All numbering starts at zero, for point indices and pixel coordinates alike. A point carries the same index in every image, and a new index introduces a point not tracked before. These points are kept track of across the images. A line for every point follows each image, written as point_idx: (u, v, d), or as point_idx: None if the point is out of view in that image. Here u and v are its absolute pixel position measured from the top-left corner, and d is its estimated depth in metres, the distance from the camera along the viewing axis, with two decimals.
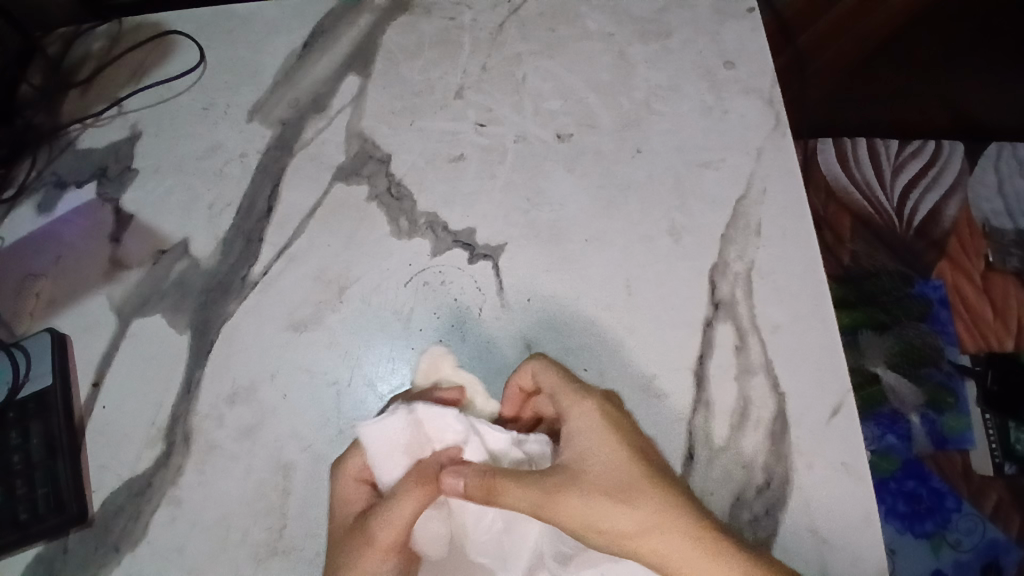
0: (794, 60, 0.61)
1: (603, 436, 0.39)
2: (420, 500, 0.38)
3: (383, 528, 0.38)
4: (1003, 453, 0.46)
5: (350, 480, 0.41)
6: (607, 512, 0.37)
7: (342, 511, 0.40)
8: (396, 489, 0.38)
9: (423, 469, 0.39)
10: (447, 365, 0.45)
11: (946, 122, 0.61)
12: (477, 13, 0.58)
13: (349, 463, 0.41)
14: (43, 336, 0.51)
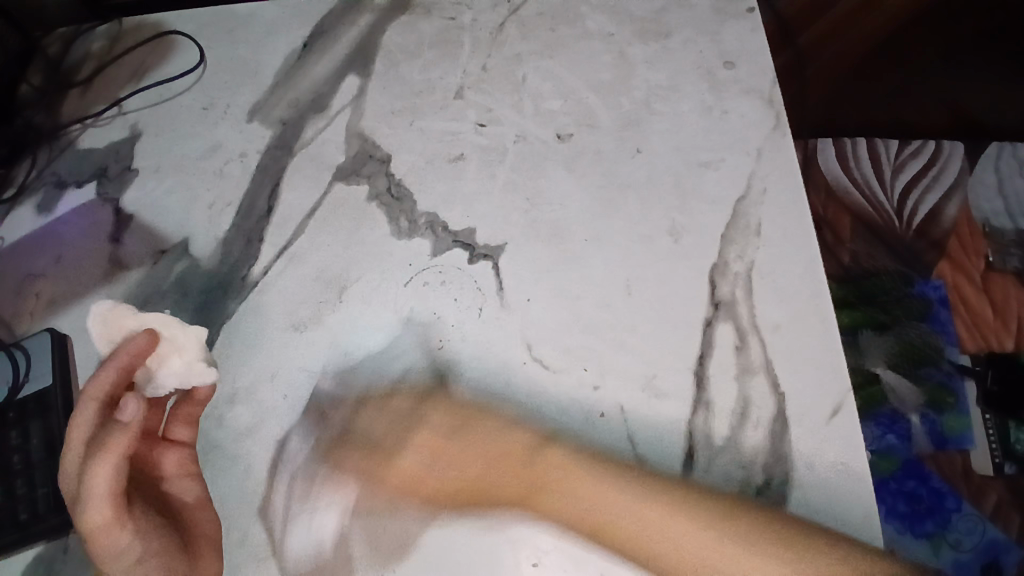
0: (795, 60, 0.60)
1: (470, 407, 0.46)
2: (110, 468, 0.40)
3: (90, 507, 0.40)
4: (1002, 453, 0.46)
5: (69, 471, 0.41)
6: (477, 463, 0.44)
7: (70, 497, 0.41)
8: (88, 463, 0.40)
9: (106, 440, 0.40)
10: (129, 318, 0.44)
11: (946, 121, 0.60)
12: (477, 13, 0.58)
13: (65, 454, 0.42)
14: (44, 337, 0.51)
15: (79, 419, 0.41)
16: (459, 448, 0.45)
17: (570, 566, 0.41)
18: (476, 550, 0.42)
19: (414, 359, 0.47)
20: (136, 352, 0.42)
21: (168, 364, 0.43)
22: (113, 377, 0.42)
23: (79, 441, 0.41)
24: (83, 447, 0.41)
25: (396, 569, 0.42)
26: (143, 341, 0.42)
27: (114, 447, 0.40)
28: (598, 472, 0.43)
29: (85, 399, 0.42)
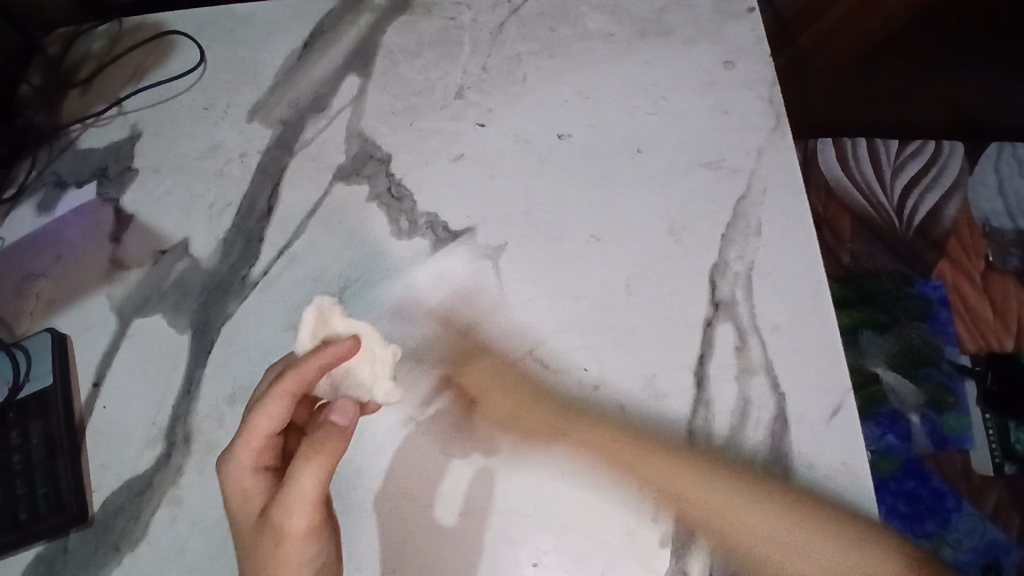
0: (795, 60, 0.60)
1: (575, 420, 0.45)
2: (320, 471, 0.38)
3: (293, 512, 0.38)
4: (1003, 453, 0.46)
5: (245, 470, 0.40)
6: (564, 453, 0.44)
7: (242, 499, 0.40)
8: (297, 465, 0.38)
9: (321, 440, 0.38)
10: (337, 319, 0.43)
11: (943, 123, 0.61)
12: (477, 13, 0.58)
13: (237, 454, 0.40)
14: (43, 337, 0.51)
15: (264, 416, 0.40)
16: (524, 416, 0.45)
17: (570, 566, 0.42)
18: (478, 550, 0.43)
19: (416, 359, 0.47)
20: (340, 355, 0.40)
21: (354, 374, 0.42)
22: (315, 373, 0.39)
23: (262, 434, 0.40)
24: (267, 441, 0.40)
25: (396, 570, 0.43)
26: (349, 345, 0.40)
27: (333, 442, 0.38)
28: (597, 472, 0.43)
29: (281, 391, 0.39)
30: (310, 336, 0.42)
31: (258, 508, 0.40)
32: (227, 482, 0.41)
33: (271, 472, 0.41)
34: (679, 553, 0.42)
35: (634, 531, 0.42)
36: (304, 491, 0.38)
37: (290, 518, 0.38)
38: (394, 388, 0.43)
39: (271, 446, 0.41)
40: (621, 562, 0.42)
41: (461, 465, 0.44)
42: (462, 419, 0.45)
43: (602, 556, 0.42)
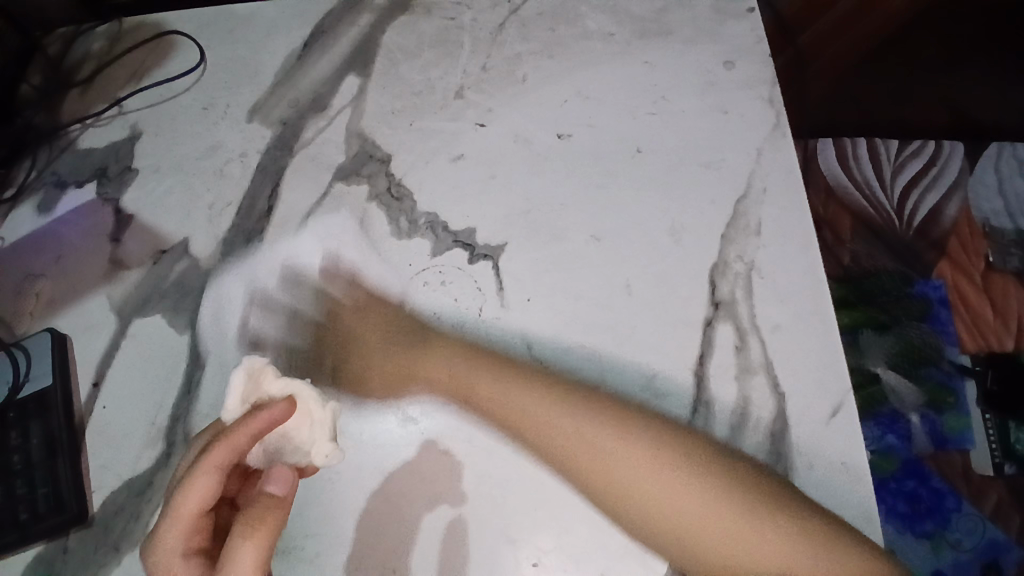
0: (795, 59, 0.61)
1: (579, 434, 0.44)
2: (258, 547, 0.36)
3: None
4: (1003, 453, 0.46)
5: (170, 557, 0.38)
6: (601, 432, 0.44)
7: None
8: (230, 543, 0.36)
9: (255, 516, 0.37)
10: (270, 381, 0.42)
11: (944, 122, 0.60)
12: (477, 13, 0.58)
13: (165, 537, 0.38)
14: (44, 337, 0.51)
15: (191, 494, 0.38)
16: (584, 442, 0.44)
17: (569, 566, 0.42)
18: (478, 549, 0.42)
19: (416, 359, 0.47)
20: (271, 421, 0.39)
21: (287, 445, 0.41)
22: (243, 443, 0.38)
23: (189, 514, 0.38)
24: (195, 523, 0.39)
25: (396, 570, 0.43)
26: (281, 410, 0.39)
27: (275, 508, 0.38)
28: (598, 471, 0.43)
29: (206, 468, 0.38)
30: (239, 402, 0.41)
31: None
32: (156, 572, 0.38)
33: (200, 556, 0.39)
34: None
35: (635, 531, 0.42)
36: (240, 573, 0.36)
37: None
38: (336, 451, 0.41)
39: (201, 527, 0.39)
40: (620, 562, 0.42)
41: (449, 483, 0.44)
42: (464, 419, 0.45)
43: (603, 555, 0.42)
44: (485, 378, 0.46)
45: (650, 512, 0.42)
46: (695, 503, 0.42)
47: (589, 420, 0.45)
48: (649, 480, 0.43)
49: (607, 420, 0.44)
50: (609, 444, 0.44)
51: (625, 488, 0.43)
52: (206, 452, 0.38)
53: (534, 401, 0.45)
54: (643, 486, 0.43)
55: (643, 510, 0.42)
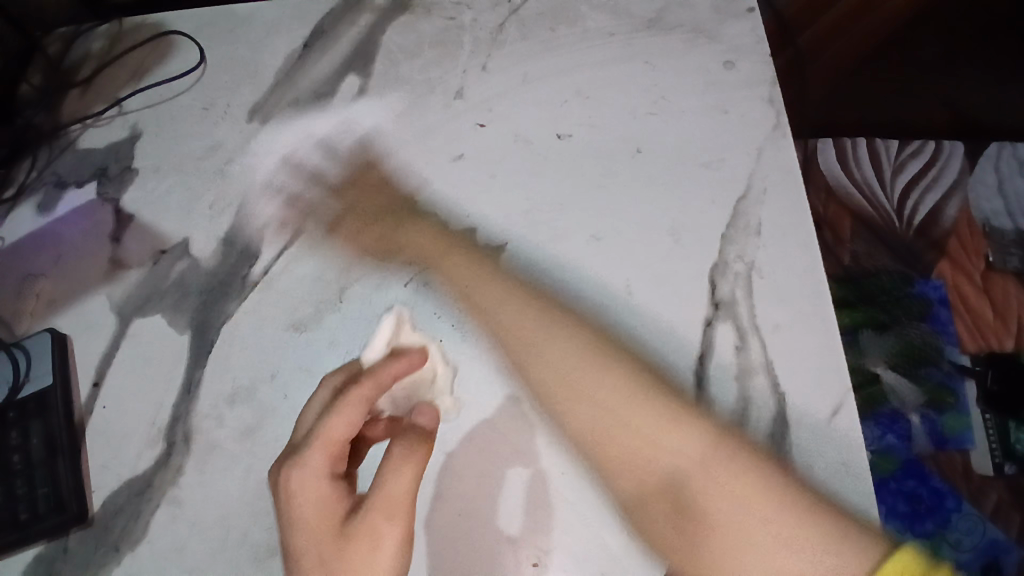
0: (795, 60, 0.61)
1: (562, 377, 0.46)
2: (410, 474, 0.39)
3: (388, 517, 0.38)
4: (1003, 453, 0.46)
5: (310, 479, 0.39)
6: (564, 354, 0.46)
7: (316, 515, 0.39)
8: (386, 467, 0.39)
9: (404, 447, 0.40)
10: (408, 331, 0.44)
11: (945, 122, 0.60)
12: (477, 13, 0.58)
13: (307, 462, 0.39)
14: (44, 336, 0.51)
15: (341, 422, 0.39)
16: (552, 364, 0.46)
17: (570, 566, 0.42)
18: (477, 550, 0.43)
19: None
20: (412, 364, 0.42)
21: (417, 397, 0.43)
22: (396, 372, 0.41)
23: (335, 441, 0.39)
24: (340, 451, 0.40)
25: None
26: (417, 357, 0.42)
27: (421, 446, 0.40)
28: (598, 472, 0.43)
29: (357, 400, 0.40)
30: (380, 345, 0.43)
31: (337, 513, 0.39)
32: (294, 495, 0.39)
33: (341, 480, 0.40)
34: None
35: (635, 531, 0.42)
36: (391, 496, 0.39)
37: (382, 523, 0.38)
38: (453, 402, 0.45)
39: (344, 453, 0.40)
40: (621, 562, 0.42)
41: (450, 484, 0.44)
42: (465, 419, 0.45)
43: (603, 555, 0.42)
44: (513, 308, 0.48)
45: (616, 452, 0.43)
46: (632, 413, 0.44)
47: (575, 348, 0.46)
48: (609, 386, 0.45)
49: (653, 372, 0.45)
50: (628, 365, 0.46)
51: (592, 411, 0.44)
52: (351, 388, 0.40)
53: (533, 321, 0.48)
54: (590, 408, 0.45)
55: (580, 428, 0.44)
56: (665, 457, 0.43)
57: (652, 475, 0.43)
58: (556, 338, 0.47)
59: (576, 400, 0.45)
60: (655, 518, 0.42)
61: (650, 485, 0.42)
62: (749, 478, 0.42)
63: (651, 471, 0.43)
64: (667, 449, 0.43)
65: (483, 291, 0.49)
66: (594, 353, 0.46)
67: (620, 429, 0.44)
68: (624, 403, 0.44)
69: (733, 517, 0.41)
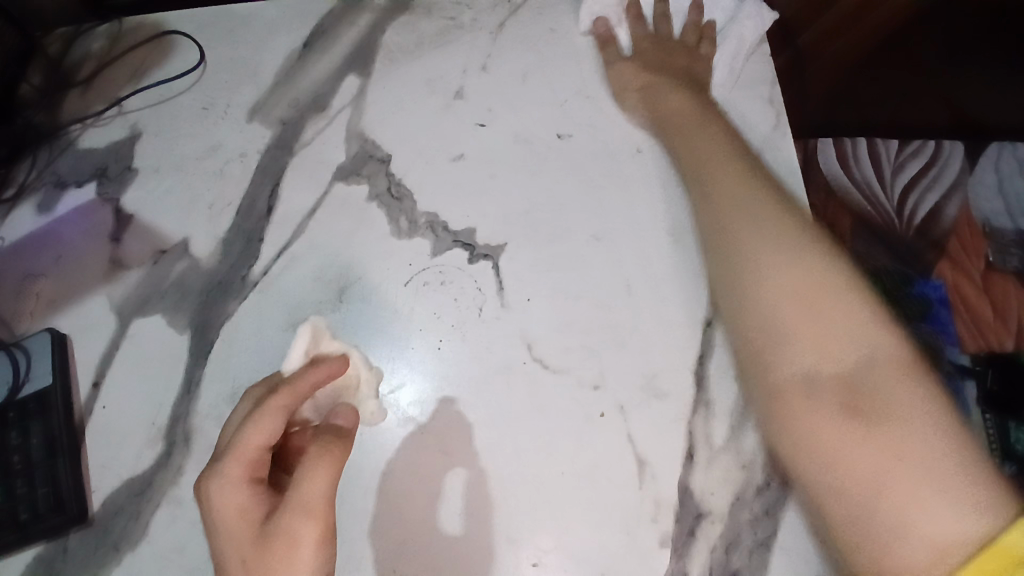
0: (793, 61, 0.61)
1: (800, 292, 0.42)
2: (329, 474, 0.37)
3: (303, 520, 0.35)
4: (1002, 452, 0.46)
5: (230, 488, 0.37)
6: (779, 282, 0.43)
7: (234, 524, 0.36)
8: (302, 469, 0.37)
9: (325, 445, 0.38)
10: (328, 340, 0.44)
11: (942, 124, 0.61)
12: (477, 13, 0.58)
13: (226, 469, 0.37)
14: (43, 336, 0.51)
15: (257, 430, 0.38)
16: (744, 267, 0.44)
17: (570, 566, 0.42)
18: (478, 551, 0.43)
19: (416, 358, 0.47)
20: (331, 372, 0.41)
21: (341, 401, 0.43)
22: (315, 376, 0.40)
23: (253, 447, 0.38)
24: (260, 457, 0.38)
25: (396, 570, 0.43)
26: (339, 363, 0.42)
27: (336, 449, 0.38)
28: (598, 472, 0.43)
29: (274, 407, 0.38)
30: (300, 355, 0.43)
31: (252, 524, 0.36)
32: (215, 507, 0.37)
33: (262, 487, 0.38)
34: (679, 552, 0.42)
35: (635, 531, 0.42)
36: (310, 498, 0.36)
37: (298, 525, 0.35)
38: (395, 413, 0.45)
39: (264, 462, 0.38)
40: (621, 562, 0.42)
41: (450, 484, 0.44)
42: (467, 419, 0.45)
43: (603, 555, 0.42)
44: (767, 252, 0.44)
45: (767, 352, 0.42)
46: (801, 320, 0.42)
47: (789, 277, 0.43)
48: (796, 273, 0.43)
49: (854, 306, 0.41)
50: (826, 292, 0.42)
51: (774, 288, 0.43)
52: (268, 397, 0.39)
53: (752, 236, 0.45)
54: (770, 284, 0.43)
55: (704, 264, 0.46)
56: (810, 358, 0.41)
57: (823, 378, 0.40)
58: (767, 254, 0.44)
59: (759, 286, 0.43)
60: (826, 404, 0.40)
61: (830, 377, 0.40)
62: (911, 386, 0.39)
63: (821, 377, 0.40)
64: (837, 351, 0.41)
65: (740, 196, 0.46)
66: (809, 290, 0.42)
67: (802, 333, 0.41)
68: (814, 268, 0.42)
69: (902, 434, 0.38)
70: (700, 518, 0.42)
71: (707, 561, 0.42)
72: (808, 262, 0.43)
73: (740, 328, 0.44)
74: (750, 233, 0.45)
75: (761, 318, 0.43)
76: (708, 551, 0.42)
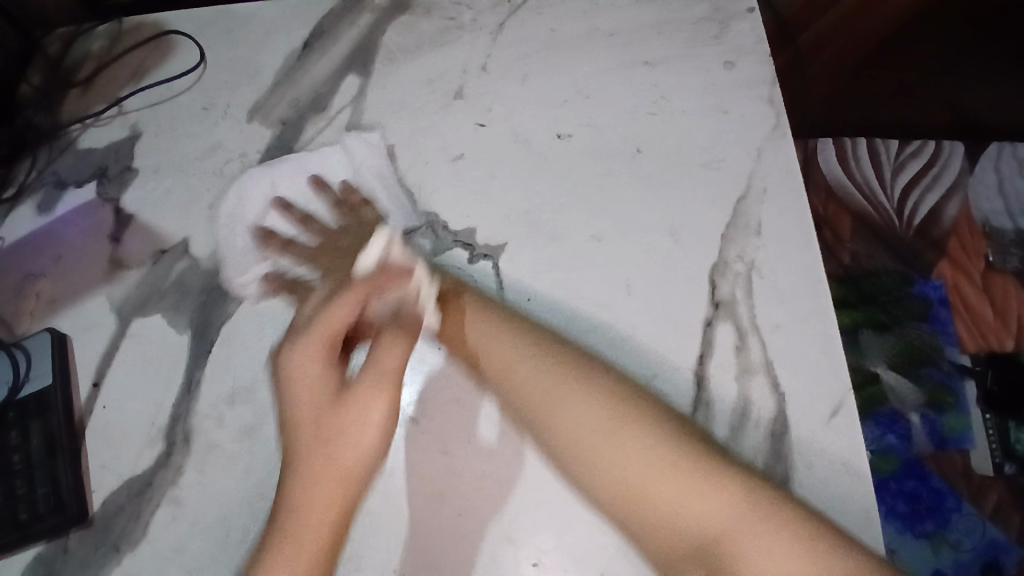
0: (795, 60, 0.60)
1: (593, 434, 0.41)
2: (399, 354, 0.45)
3: (375, 388, 0.44)
4: (1003, 452, 0.46)
5: (308, 358, 0.45)
6: (582, 415, 0.42)
7: (308, 394, 0.44)
8: (381, 343, 0.46)
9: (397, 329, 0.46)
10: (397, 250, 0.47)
11: (943, 125, 0.61)
12: (477, 13, 0.58)
13: (306, 346, 0.45)
14: (43, 336, 0.51)
15: (341, 308, 0.45)
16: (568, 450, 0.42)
17: (570, 566, 0.42)
18: (479, 551, 0.43)
19: (416, 358, 0.47)
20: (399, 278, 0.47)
21: (406, 308, 0.47)
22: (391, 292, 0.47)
23: (329, 327, 0.45)
24: (332, 334, 0.45)
25: (397, 569, 0.43)
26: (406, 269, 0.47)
27: (405, 335, 0.46)
28: None
29: (353, 295, 0.46)
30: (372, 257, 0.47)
31: (324, 391, 0.44)
32: (291, 370, 0.45)
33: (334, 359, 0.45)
34: None
35: None
36: (380, 365, 0.45)
37: (370, 393, 0.44)
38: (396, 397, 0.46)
39: (337, 342, 0.46)
40: (621, 562, 0.42)
41: (451, 484, 0.44)
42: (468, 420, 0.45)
43: (603, 555, 0.42)
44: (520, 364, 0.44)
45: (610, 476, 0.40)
46: (612, 447, 0.40)
47: (587, 416, 0.41)
48: (642, 452, 0.40)
49: (648, 448, 0.40)
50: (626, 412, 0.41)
51: (609, 468, 0.40)
52: (347, 288, 0.46)
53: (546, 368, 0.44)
54: (626, 459, 0.40)
55: (528, 392, 0.43)
56: (694, 512, 0.38)
57: (676, 543, 0.38)
58: (568, 397, 0.42)
59: (555, 427, 0.42)
60: (691, 559, 0.37)
61: (707, 525, 0.37)
62: (705, 476, 0.39)
63: (675, 537, 0.38)
64: (665, 487, 0.38)
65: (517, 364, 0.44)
66: (614, 411, 0.41)
67: (643, 484, 0.39)
68: (641, 443, 0.40)
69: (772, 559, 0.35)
70: None
71: None
72: (577, 431, 0.41)
73: (591, 493, 0.41)
74: (569, 388, 0.43)
75: (610, 476, 0.40)
76: None
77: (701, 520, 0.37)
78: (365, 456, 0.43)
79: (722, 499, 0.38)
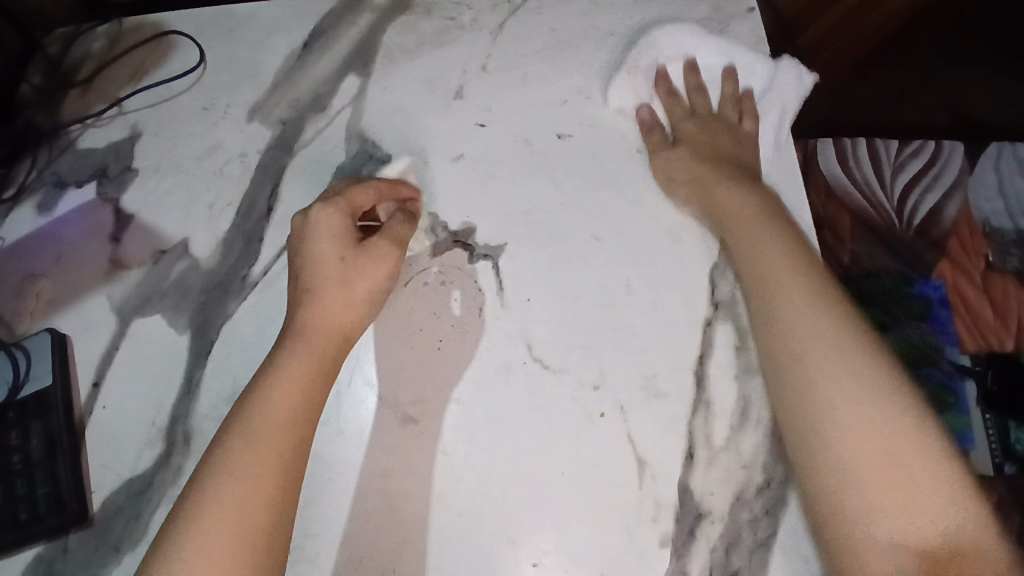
0: (794, 59, 0.61)
1: (803, 343, 0.41)
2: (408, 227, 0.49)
3: (384, 267, 0.46)
4: (1003, 453, 0.46)
5: (330, 229, 0.46)
6: (809, 321, 0.41)
7: (334, 230, 0.46)
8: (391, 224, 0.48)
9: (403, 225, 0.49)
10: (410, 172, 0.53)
11: (943, 125, 0.61)
12: (478, 13, 0.58)
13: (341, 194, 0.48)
14: (44, 336, 0.51)
15: (373, 186, 0.49)
16: (808, 370, 0.40)
17: (570, 566, 0.42)
18: (478, 551, 0.42)
19: (416, 358, 0.47)
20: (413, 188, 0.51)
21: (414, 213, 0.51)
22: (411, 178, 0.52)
23: (360, 193, 0.48)
24: (360, 199, 0.48)
25: (396, 570, 0.42)
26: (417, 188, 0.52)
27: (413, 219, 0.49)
28: (598, 472, 0.43)
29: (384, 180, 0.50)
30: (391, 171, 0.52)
31: (338, 258, 0.46)
32: (319, 216, 0.47)
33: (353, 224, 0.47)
34: (679, 552, 0.42)
35: (635, 531, 0.42)
36: (391, 236, 0.48)
37: (378, 267, 0.46)
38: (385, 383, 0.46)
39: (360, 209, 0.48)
40: (621, 562, 0.42)
41: (450, 484, 0.44)
42: (467, 420, 0.45)
43: (603, 555, 0.42)
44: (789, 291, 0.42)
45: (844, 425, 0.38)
46: (827, 366, 0.40)
47: (816, 322, 0.41)
48: (866, 384, 0.39)
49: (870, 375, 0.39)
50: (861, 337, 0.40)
51: (848, 415, 0.38)
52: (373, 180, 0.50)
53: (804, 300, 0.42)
54: (835, 386, 0.39)
55: (797, 315, 0.41)
56: (872, 443, 0.37)
57: (874, 476, 0.36)
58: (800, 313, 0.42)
59: (833, 357, 0.40)
60: (876, 499, 0.36)
61: (897, 433, 0.37)
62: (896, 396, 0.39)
63: (852, 477, 0.37)
64: (888, 412, 0.38)
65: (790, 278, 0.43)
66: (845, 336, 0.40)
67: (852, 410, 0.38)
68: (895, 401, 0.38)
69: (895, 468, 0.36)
70: (700, 518, 0.42)
71: (707, 561, 0.41)
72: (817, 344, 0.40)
73: (809, 442, 0.39)
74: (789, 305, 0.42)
75: (818, 423, 0.39)
76: (708, 551, 0.42)
77: (938, 491, 0.36)
78: (365, 309, 0.45)
79: (899, 417, 0.37)
